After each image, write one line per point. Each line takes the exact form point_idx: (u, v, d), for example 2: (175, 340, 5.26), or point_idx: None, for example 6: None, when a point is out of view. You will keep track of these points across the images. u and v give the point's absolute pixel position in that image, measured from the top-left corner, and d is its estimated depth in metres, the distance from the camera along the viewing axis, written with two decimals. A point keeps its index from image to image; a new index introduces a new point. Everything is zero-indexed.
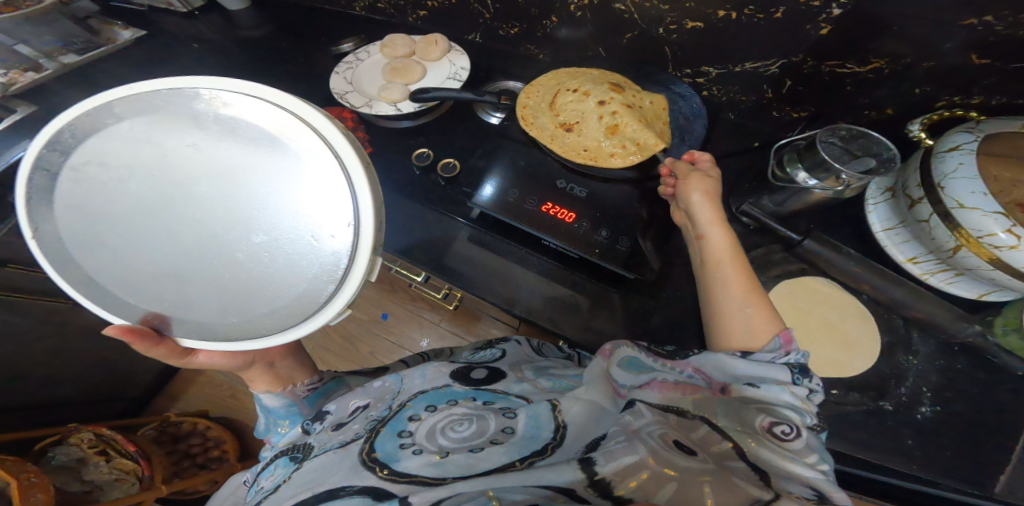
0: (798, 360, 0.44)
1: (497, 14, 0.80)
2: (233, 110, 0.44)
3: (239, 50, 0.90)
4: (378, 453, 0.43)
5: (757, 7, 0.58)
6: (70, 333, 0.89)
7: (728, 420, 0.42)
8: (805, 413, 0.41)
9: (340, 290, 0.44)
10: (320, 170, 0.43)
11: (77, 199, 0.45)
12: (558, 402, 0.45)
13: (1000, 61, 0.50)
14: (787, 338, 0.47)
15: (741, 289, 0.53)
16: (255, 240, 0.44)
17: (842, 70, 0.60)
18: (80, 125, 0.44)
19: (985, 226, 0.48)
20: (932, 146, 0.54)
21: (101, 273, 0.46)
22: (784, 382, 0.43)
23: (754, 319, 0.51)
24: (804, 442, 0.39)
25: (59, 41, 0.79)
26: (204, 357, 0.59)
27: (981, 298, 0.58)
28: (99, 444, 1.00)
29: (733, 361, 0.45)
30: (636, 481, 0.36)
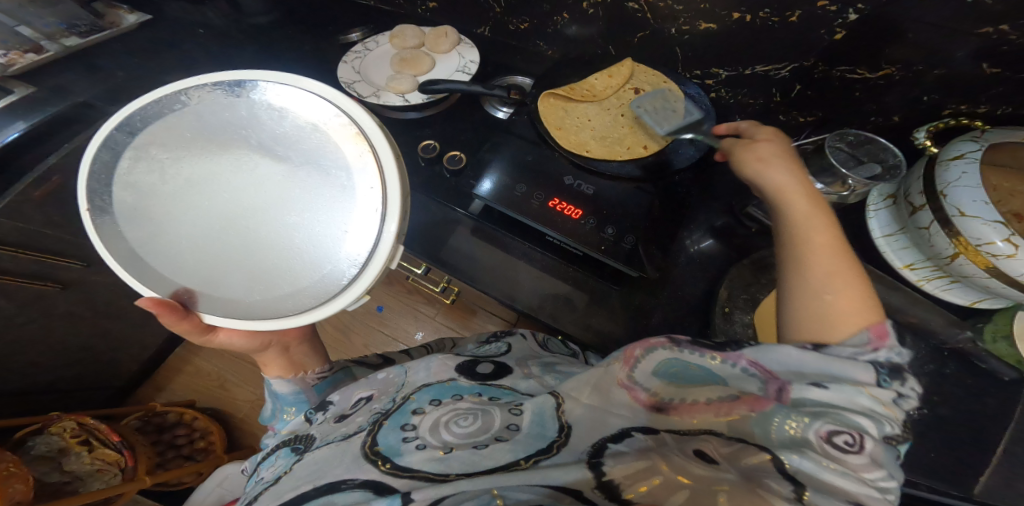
0: (890, 360, 0.36)
1: (508, 9, 0.80)
2: (285, 103, 0.46)
3: (246, 37, 0.89)
4: (380, 447, 0.42)
5: (773, 10, 0.60)
6: (57, 317, 0.86)
7: (773, 428, 0.35)
8: (884, 421, 0.33)
9: (363, 273, 0.44)
10: (360, 159, 0.45)
11: (131, 175, 0.45)
12: (563, 401, 0.43)
13: (1009, 71, 0.50)
14: (880, 333, 0.37)
15: (821, 272, 0.44)
16: (290, 222, 0.45)
17: (853, 75, 0.61)
18: (150, 110, 0.46)
19: (984, 234, 0.49)
20: (937, 155, 0.55)
21: (140, 247, 0.45)
22: (864, 383, 0.34)
23: (835, 307, 0.41)
24: (868, 456, 0.32)
25: (61, 23, 0.77)
26: (222, 338, 0.58)
27: (972, 305, 0.60)
28: (81, 434, 0.96)
29: (800, 354, 0.37)
30: (647, 486, 0.32)
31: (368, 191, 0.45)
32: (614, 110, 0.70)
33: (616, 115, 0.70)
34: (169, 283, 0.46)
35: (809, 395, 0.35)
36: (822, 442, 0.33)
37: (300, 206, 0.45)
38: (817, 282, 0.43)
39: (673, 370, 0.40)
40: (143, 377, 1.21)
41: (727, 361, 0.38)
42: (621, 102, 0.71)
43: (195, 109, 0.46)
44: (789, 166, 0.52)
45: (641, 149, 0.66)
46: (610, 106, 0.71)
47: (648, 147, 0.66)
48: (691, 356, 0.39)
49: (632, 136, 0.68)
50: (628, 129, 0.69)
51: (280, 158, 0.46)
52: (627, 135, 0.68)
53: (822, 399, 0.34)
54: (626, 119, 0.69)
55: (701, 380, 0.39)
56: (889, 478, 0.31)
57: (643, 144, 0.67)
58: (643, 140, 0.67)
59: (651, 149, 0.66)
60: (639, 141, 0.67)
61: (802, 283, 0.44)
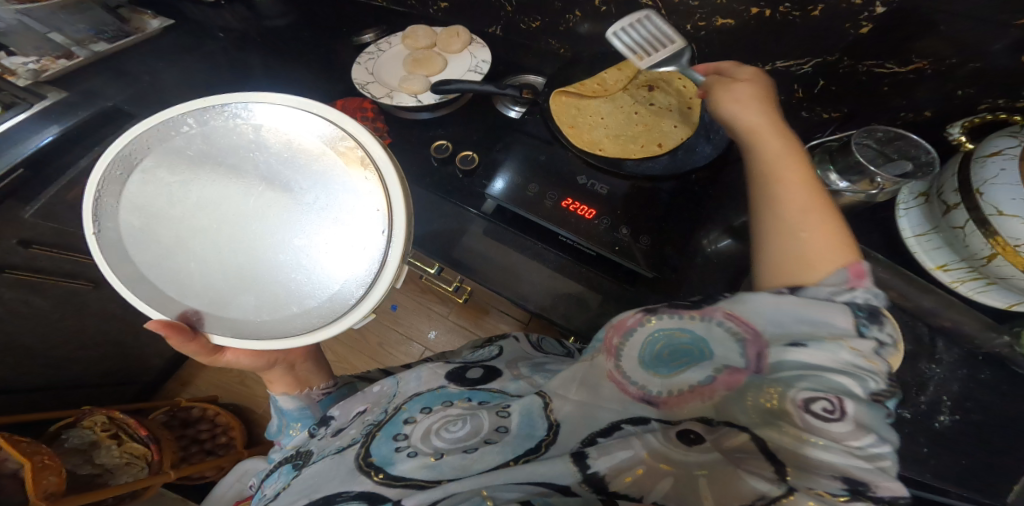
0: (868, 301, 0.36)
1: (520, 8, 0.79)
2: (290, 125, 0.47)
3: (263, 41, 0.90)
4: (374, 458, 0.42)
5: (793, 5, 0.58)
6: (88, 315, 0.89)
7: (750, 401, 0.35)
8: (865, 377, 0.32)
9: (369, 293, 0.44)
10: (365, 182, 0.46)
11: (141, 198, 0.46)
12: (550, 400, 0.42)
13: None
14: (857, 273, 0.37)
15: (795, 208, 0.43)
16: (296, 242, 0.46)
17: (881, 69, 0.58)
18: (157, 133, 0.46)
19: (1023, 234, 0.46)
20: (973, 151, 0.52)
21: (147, 269, 0.46)
22: (843, 335, 0.34)
23: (812, 244, 0.40)
24: (851, 422, 0.31)
25: (92, 30, 0.80)
26: (231, 357, 0.58)
27: (1010, 308, 0.56)
28: (112, 427, 1.01)
29: (777, 300, 0.37)
30: (631, 476, 0.34)
31: (374, 213, 0.45)
32: (629, 107, 0.69)
33: (629, 112, 0.68)
34: (176, 305, 0.46)
35: (788, 357, 0.34)
36: (802, 411, 0.32)
37: (307, 229, 0.46)
38: (790, 218, 0.43)
39: (654, 347, 0.39)
40: (168, 374, 1.25)
41: (704, 316, 0.37)
42: (633, 98, 0.70)
43: (201, 131, 0.47)
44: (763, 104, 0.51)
45: (656, 148, 0.65)
46: (622, 103, 0.69)
47: (663, 145, 0.65)
48: (670, 320, 0.38)
49: (645, 134, 0.66)
50: (642, 126, 0.67)
51: (288, 182, 0.47)
52: (642, 133, 0.67)
53: (802, 359, 0.33)
54: (639, 117, 0.68)
55: (684, 353, 0.38)
56: (875, 439, 0.30)
57: (658, 143, 0.65)
58: (657, 137, 0.66)
59: (666, 147, 0.64)
60: (651, 139, 0.66)
61: (776, 221, 0.43)
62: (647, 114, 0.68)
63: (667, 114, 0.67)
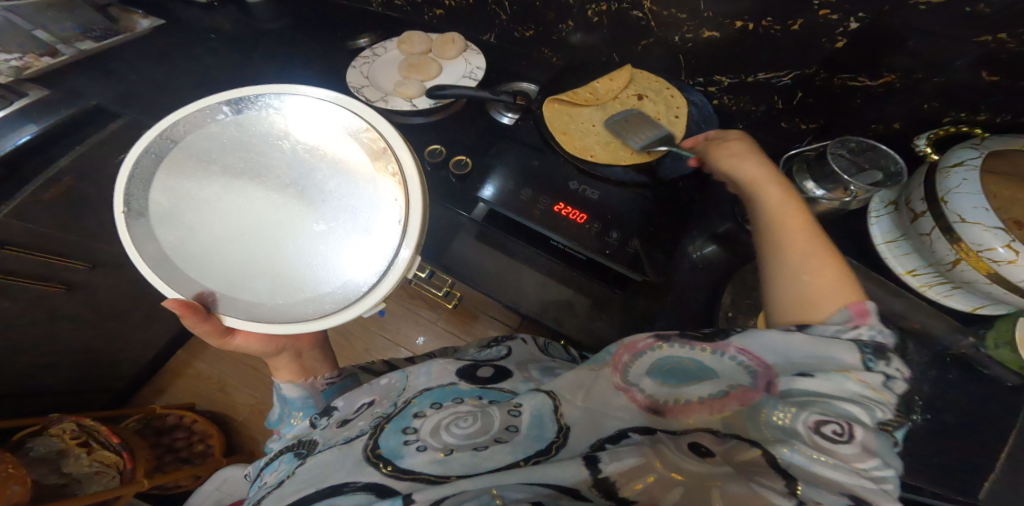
0: (872, 337, 0.38)
1: (514, 17, 0.82)
2: (320, 117, 0.49)
3: (255, 41, 0.90)
4: (382, 450, 0.42)
5: (775, 19, 0.61)
6: (63, 317, 0.87)
7: (763, 421, 0.36)
8: (873, 406, 0.35)
9: (382, 280, 0.46)
10: (387, 173, 0.47)
11: (169, 179, 0.47)
12: (560, 403, 0.43)
13: (1008, 79, 0.52)
14: (860, 311, 0.40)
15: (798, 253, 0.47)
16: (316, 229, 0.47)
17: (854, 83, 0.62)
18: (192, 119, 0.48)
19: (985, 240, 0.50)
20: (938, 162, 0.55)
21: (170, 249, 0.46)
22: (850, 368, 0.36)
23: (814, 285, 0.44)
24: (858, 444, 0.33)
25: (78, 27, 0.79)
26: (240, 341, 0.58)
27: (975, 311, 0.60)
28: (80, 435, 0.95)
29: (786, 338, 0.40)
30: (641, 484, 0.34)
31: (392, 203, 0.47)
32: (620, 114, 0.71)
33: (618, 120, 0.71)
34: (193, 285, 0.47)
35: (796, 385, 0.37)
36: (812, 433, 0.34)
37: (328, 216, 0.47)
38: (793, 263, 0.46)
39: (665, 368, 0.41)
40: (144, 379, 1.21)
41: (717, 350, 0.40)
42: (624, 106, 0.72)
43: (234, 119, 0.48)
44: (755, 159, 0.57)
45: (644, 155, 0.67)
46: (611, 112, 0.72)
47: (652, 152, 0.67)
48: (681, 349, 0.41)
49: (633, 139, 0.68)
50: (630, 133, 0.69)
51: (312, 169, 0.48)
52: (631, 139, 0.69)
53: (811, 388, 0.36)
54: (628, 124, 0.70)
55: (693, 376, 0.40)
56: (880, 464, 0.32)
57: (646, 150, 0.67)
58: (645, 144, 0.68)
59: (653, 154, 0.67)
60: (637, 146, 0.68)
61: (781, 264, 0.47)
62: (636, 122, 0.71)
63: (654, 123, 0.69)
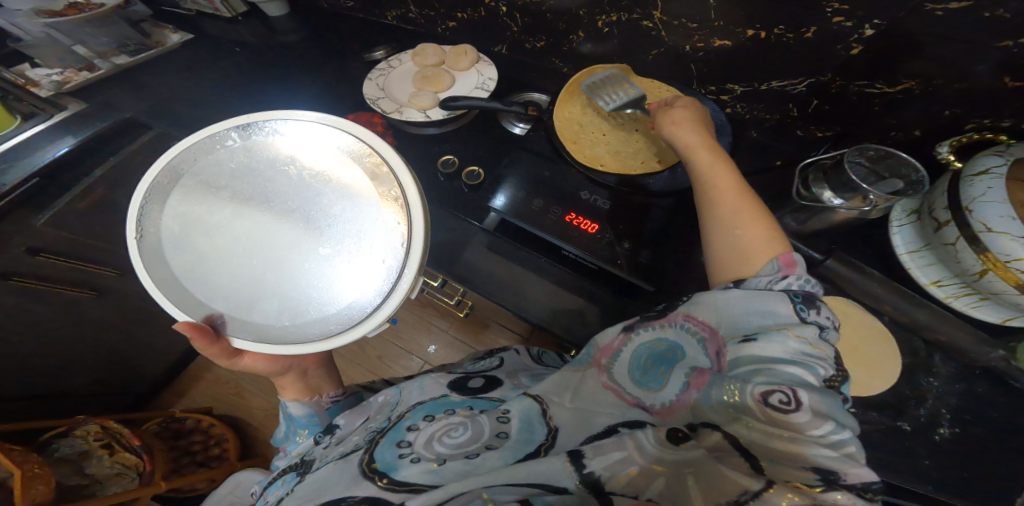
0: (801, 286, 0.40)
1: (525, 28, 0.82)
2: (323, 141, 0.51)
3: (275, 53, 0.92)
4: (377, 463, 0.42)
5: (787, 27, 0.60)
6: (90, 322, 0.90)
7: (715, 398, 0.38)
8: (811, 364, 0.36)
9: (386, 302, 0.46)
10: (389, 196, 0.49)
11: (181, 206, 0.49)
12: (547, 404, 0.44)
13: None
14: (788, 261, 0.42)
15: (728, 207, 0.47)
16: (321, 252, 0.48)
17: (872, 90, 0.61)
18: (202, 147, 0.50)
19: (1013, 251, 0.48)
20: (960, 170, 0.53)
21: (181, 274, 0.48)
22: (787, 326, 0.37)
23: (747, 240, 0.44)
24: (808, 409, 0.34)
25: (114, 42, 0.83)
26: (248, 361, 0.57)
27: (1004, 323, 0.57)
28: (104, 437, 0.99)
29: (726, 298, 0.41)
30: (625, 477, 0.35)
31: (394, 226, 0.48)
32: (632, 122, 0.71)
33: (630, 129, 0.71)
34: (202, 309, 0.48)
35: (743, 356, 0.37)
36: (761, 404, 0.35)
37: (332, 239, 0.48)
38: (725, 219, 0.47)
39: (639, 361, 0.44)
40: (164, 383, 1.24)
41: (670, 323, 0.44)
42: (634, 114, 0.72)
43: (243, 146, 0.51)
44: (697, 126, 0.56)
45: (655, 163, 0.67)
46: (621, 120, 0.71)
47: (663, 161, 0.67)
48: (648, 334, 0.45)
49: (645, 148, 0.69)
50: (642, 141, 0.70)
51: (317, 193, 0.49)
52: (643, 148, 0.69)
53: (755, 355, 0.37)
54: (640, 134, 0.70)
55: (663, 360, 0.43)
56: (830, 424, 0.34)
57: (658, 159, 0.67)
58: (657, 153, 0.68)
59: (666, 162, 0.67)
60: (647, 155, 0.68)
61: (712, 218, 0.48)
62: (647, 132, 0.70)
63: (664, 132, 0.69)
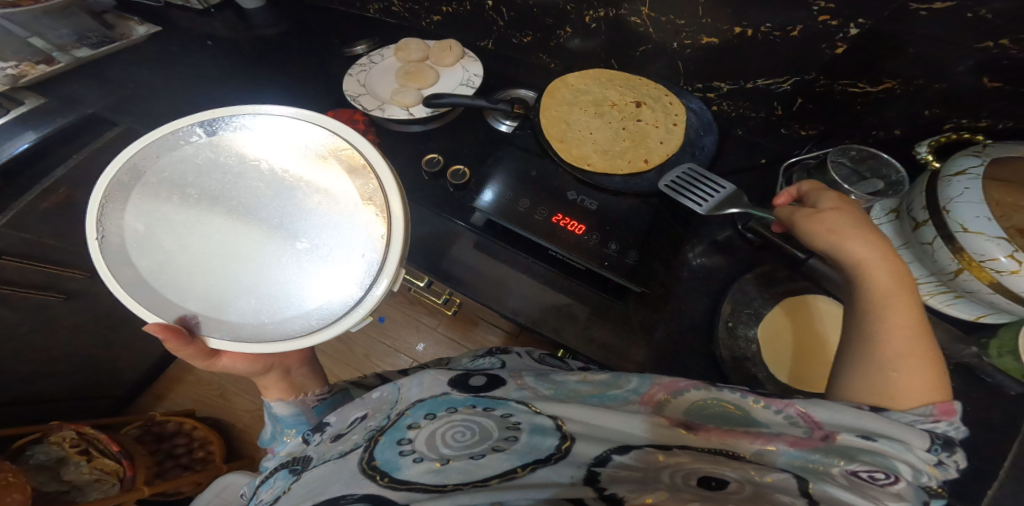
0: (947, 433, 0.38)
1: (512, 23, 0.81)
2: (298, 137, 0.51)
3: (251, 47, 0.89)
4: (377, 462, 0.42)
5: (773, 25, 0.60)
6: (59, 328, 0.86)
7: (801, 460, 0.36)
8: (919, 472, 0.36)
9: (366, 295, 0.46)
10: (368, 189, 0.48)
11: (147, 203, 0.47)
12: (563, 421, 0.43)
13: (1010, 85, 0.51)
14: (946, 410, 0.39)
15: (891, 345, 0.44)
16: (298, 247, 0.48)
17: (855, 89, 0.62)
18: (167, 142, 0.49)
19: (988, 250, 0.49)
20: (939, 170, 0.55)
21: (148, 273, 0.46)
22: (912, 446, 0.37)
23: (902, 382, 0.42)
24: (888, 495, 0.34)
25: (74, 35, 0.79)
26: (227, 362, 0.58)
27: (977, 319, 0.60)
28: (81, 444, 0.95)
29: (859, 414, 0.39)
30: (653, 498, 0.32)
31: (373, 219, 0.48)
32: (619, 121, 0.71)
33: (616, 128, 0.71)
34: (173, 309, 0.46)
35: (849, 439, 0.37)
36: (846, 475, 0.35)
37: (309, 234, 0.48)
38: (884, 353, 0.44)
39: (712, 413, 0.43)
40: (143, 386, 1.21)
41: (769, 405, 0.41)
42: (622, 112, 0.72)
43: (211, 142, 0.50)
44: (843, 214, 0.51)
45: (642, 163, 0.67)
46: (607, 119, 0.71)
47: (649, 161, 0.67)
48: (732, 396, 0.43)
49: (632, 148, 0.69)
50: (630, 140, 0.69)
51: (292, 189, 0.49)
52: (631, 148, 0.69)
53: (863, 445, 0.37)
54: (627, 133, 0.70)
55: (739, 421, 0.41)
56: None
57: (645, 158, 0.67)
58: (644, 153, 0.68)
59: (652, 162, 0.67)
60: (634, 154, 0.68)
61: (870, 352, 0.45)
62: (633, 130, 0.70)
63: (650, 130, 0.69)
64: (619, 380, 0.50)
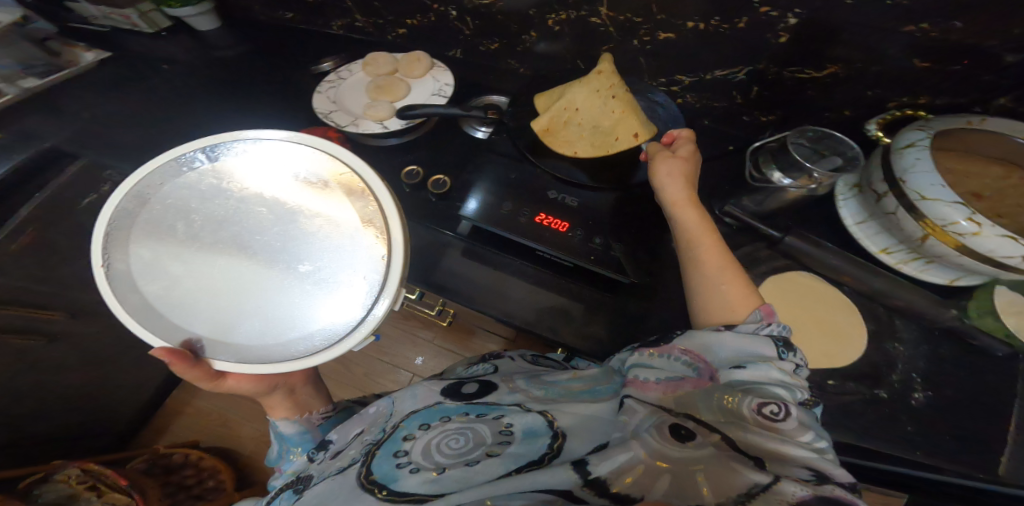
0: (781, 332, 0.47)
1: (477, 31, 0.83)
2: (298, 161, 0.53)
3: (215, 69, 0.90)
4: (376, 475, 0.44)
5: (721, 17, 0.62)
6: (48, 369, 0.85)
7: (716, 405, 0.42)
8: (793, 388, 0.43)
9: (369, 314, 0.47)
10: (367, 211, 0.50)
11: (151, 228, 0.49)
12: (552, 416, 0.47)
13: (936, 65, 0.56)
14: (768, 310, 0.49)
15: (710, 268, 0.54)
16: (300, 269, 0.49)
17: (802, 75, 0.64)
18: (170, 168, 0.51)
19: (948, 215, 0.51)
20: (890, 145, 0.57)
21: (154, 298, 0.48)
22: (771, 359, 0.45)
23: (731, 292, 0.52)
24: (791, 421, 0.40)
25: (18, 65, 0.76)
26: (232, 383, 0.58)
27: (952, 283, 0.62)
28: (89, 479, 0.96)
29: (718, 337, 0.47)
30: (631, 477, 0.36)
31: (374, 240, 0.50)
32: (607, 89, 0.70)
33: (607, 99, 0.70)
34: (180, 332, 0.48)
35: (735, 376, 0.44)
36: (756, 415, 0.41)
37: (311, 256, 0.50)
38: (710, 274, 0.54)
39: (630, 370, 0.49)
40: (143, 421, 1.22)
41: (661, 353, 0.49)
42: (610, 79, 0.70)
43: (212, 166, 0.52)
44: (683, 177, 0.60)
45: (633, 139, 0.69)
46: (595, 89, 0.70)
47: (639, 135, 0.69)
48: (635, 357, 0.50)
49: (622, 120, 0.69)
50: (620, 110, 0.69)
51: (292, 211, 0.51)
52: (623, 120, 0.69)
53: (747, 377, 0.44)
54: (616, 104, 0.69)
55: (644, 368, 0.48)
56: (811, 435, 0.40)
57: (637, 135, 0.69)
58: (634, 126, 0.69)
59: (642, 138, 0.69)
60: (625, 129, 0.69)
61: (701, 276, 0.54)
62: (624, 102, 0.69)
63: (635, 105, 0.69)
64: (607, 377, 0.53)
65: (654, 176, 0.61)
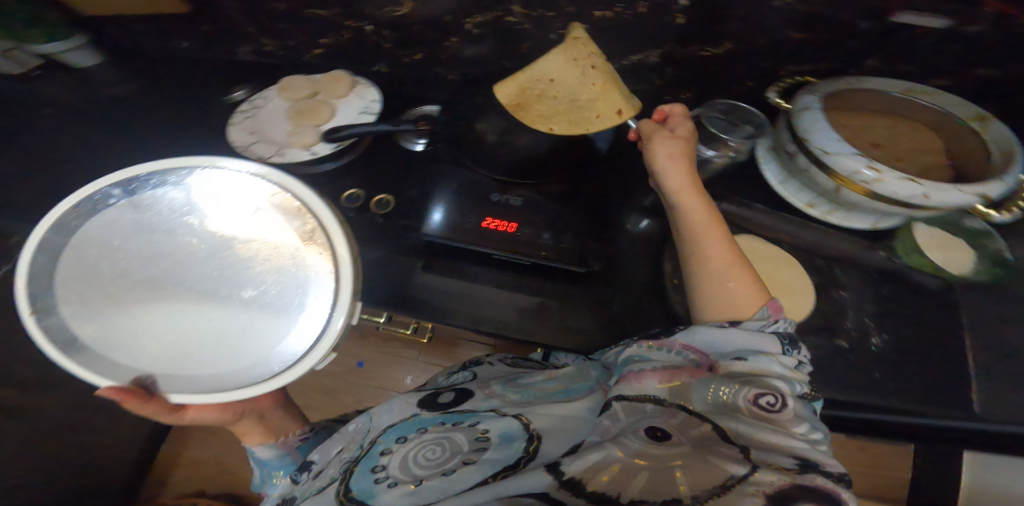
0: (786, 329, 0.48)
1: (399, 43, 0.83)
2: (224, 186, 0.51)
3: (135, 112, 0.84)
4: (354, 492, 0.46)
5: (624, 4, 0.66)
6: None
7: (712, 396, 0.42)
8: (793, 381, 0.43)
9: (319, 331, 0.48)
10: (305, 229, 0.50)
11: (80, 273, 0.49)
12: (527, 419, 0.49)
13: (809, 35, 0.62)
14: (775, 307, 0.49)
15: (716, 262, 0.53)
16: (246, 294, 0.50)
17: (707, 52, 0.69)
18: (84, 207, 0.49)
19: (851, 167, 0.55)
20: (790, 110, 0.61)
21: (96, 342, 0.48)
22: (773, 353, 0.45)
23: (739, 289, 0.51)
24: (789, 412, 0.40)
25: None
26: (193, 414, 0.57)
27: (874, 227, 0.67)
28: None
29: (723, 332, 0.47)
30: (608, 475, 0.38)
31: (315, 257, 0.50)
32: (585, 61, 0.60)
33: (585, 71, 0.60)
34: (129, 372, 0.48)
35: (733, 367, 0.44)
36: (753, 406, 0.41)
37: (254, 280, 0.50)
38: (716, 270, 0.52)
39: (627, 363, 0.49)
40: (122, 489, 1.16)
41: (662, 346, 0.48)
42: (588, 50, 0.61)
43: (132, 201, 0.50)
44: (673, 162, 0.59)
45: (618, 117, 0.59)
46: (571, 60, 0.60)
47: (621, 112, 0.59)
48: (634, 350, 0.49)
49: (603, 96, 0.59)
50: (600, 86, 0.60)
51: (228, 238, 0.51)
52: (603, 96, 0.59)
53: (744, 368, 0.44)
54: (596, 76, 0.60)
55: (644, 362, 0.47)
56: (806, 425, 0.40)
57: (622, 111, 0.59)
58: (618, 101, 0.59)
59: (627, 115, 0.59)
60: (608, 105, 0.59)
61: (706, 271, 0.53)
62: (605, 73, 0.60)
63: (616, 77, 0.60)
64: (582, 374, 0.56)
65: (654, 155, 0.60)
